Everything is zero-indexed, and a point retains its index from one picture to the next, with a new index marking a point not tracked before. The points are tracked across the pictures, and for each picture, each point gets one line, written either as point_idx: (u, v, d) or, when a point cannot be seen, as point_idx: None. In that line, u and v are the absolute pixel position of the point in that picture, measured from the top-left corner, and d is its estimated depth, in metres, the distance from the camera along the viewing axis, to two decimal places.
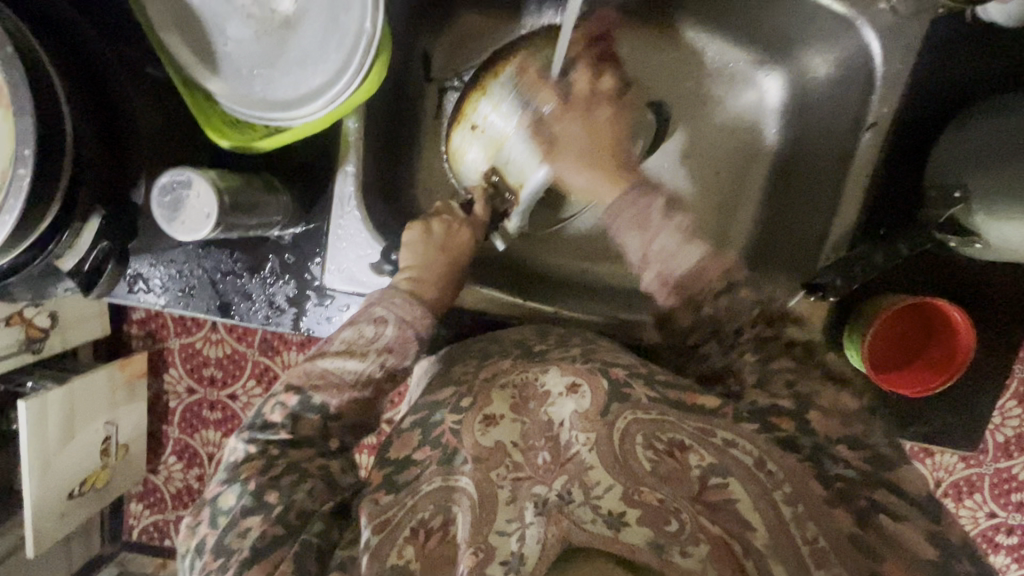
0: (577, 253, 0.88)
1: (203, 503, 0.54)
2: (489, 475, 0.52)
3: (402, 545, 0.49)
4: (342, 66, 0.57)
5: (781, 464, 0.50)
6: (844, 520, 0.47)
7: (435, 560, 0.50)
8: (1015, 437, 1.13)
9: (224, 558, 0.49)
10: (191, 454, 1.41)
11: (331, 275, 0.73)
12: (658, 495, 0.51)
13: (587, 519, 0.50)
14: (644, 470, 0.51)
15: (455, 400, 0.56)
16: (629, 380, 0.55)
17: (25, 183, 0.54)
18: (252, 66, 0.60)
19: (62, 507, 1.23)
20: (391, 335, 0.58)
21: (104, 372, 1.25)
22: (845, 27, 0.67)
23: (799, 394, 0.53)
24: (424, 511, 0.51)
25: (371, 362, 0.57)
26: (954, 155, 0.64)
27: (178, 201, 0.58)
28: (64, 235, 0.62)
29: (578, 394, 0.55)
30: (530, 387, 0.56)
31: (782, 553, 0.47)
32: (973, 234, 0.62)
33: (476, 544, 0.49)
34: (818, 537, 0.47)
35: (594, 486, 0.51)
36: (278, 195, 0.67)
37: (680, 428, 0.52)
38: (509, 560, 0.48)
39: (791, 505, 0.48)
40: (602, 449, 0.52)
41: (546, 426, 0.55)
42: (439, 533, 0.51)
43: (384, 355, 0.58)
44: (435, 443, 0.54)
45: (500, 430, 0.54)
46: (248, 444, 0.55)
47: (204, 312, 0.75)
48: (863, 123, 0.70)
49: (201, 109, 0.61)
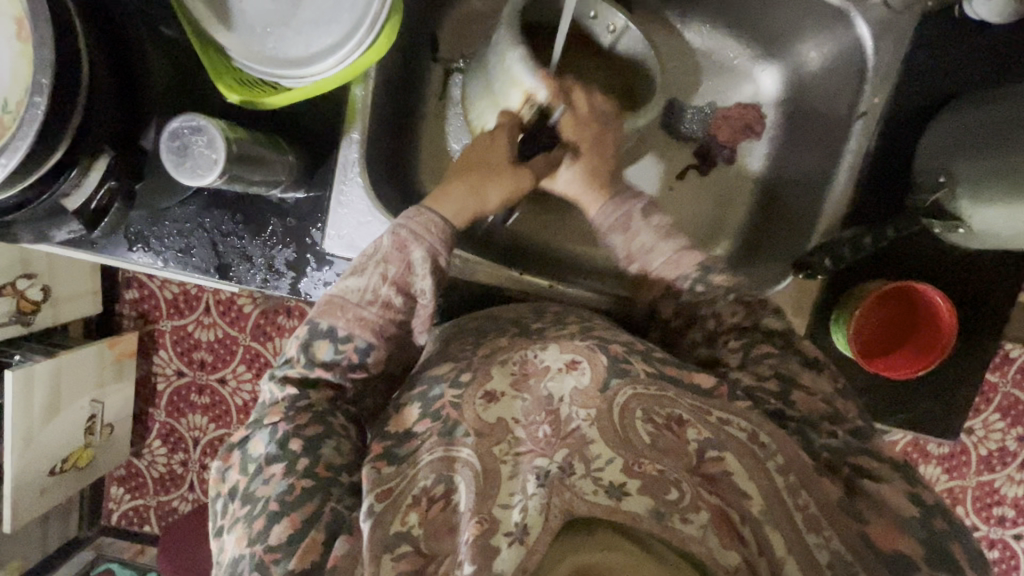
0: (572, 234, 0.90)
1: (234, 447, 0.58)
2: (492, 449, 0.51)
3: (407, 511, 0.49)
4: (355, 26, 0.58)
5: (772, 436, 0.53)
6: (831, 490, 0.51)
7: (439, 526, 0.49)
8: (998, 451, 1.15)
9: (251, 506, 0.53)
10: (176, 438, 1.40)
11: (331, 240, 0.74)
12: (658, 465, 0.50)
13: (590, 489, 0.48)
14: (644, 442, 0.51)
15: (454, 373, 0.57)
16: (626, 356, 0.56)
17: (40, 112, 0.55)
18: (267, 25, 0.61)
19: (43, 483, 1.21)
20: (388, 244, 0.60)
21: (92, 349, 1.23)
22: (841, 20, 0.71)
23: (782, 374, 0.59)
24: (425, 479, 0.51)
25: (376, 273, 0.59)
26: (941, 143, 0.66)
27: (185, 147, 0.59)
28: (71, 173, 0.63)
29: (578, 370, 0.55)
30: (528, 365, 0.57)
31: (779, 523, 0.49)
32: (956, 219, 0.64)
33: (480, 515, 0.48)
34: (809, 505, 0.50)
35: (596, 457, 0.50)
36: (282, 155, 0.68)
37: (677, 403, 0.53)
38: (512, 532, 0.46)
39: (785, 476, 0.51)
40: (603, 423, 0.51)
41: (547, 400, 0.54)
42: (440, 503, 0.50)
43: (384, 265, 0.60)
44: (434, 416, 0.54)
45: (499, 406, 0.54)
46: (274, 391, 0.59)
47: (201, 273, 0.76)
48: (855, 112, 0.73)
49: (217, 66, 0.63)
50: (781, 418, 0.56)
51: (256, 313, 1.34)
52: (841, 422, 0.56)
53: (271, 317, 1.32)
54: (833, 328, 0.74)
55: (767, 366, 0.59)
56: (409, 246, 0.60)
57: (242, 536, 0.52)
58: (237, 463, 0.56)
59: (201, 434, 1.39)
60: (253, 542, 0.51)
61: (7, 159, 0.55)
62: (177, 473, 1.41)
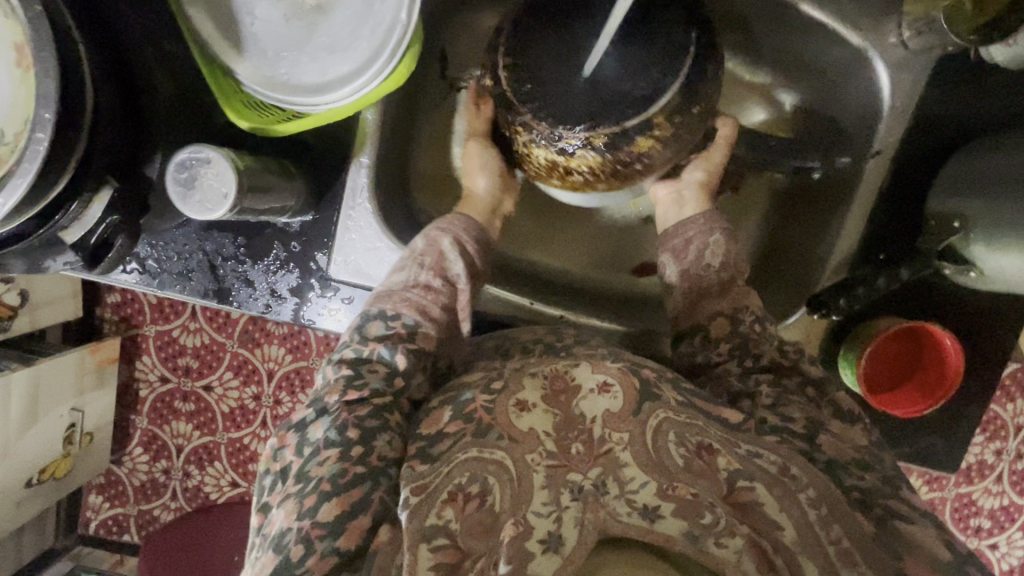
0: (595, 259, 0.89)
1: (289, 427, 0.57)
2: (524, 457, 0.50)
3: (442, 505, 0.48)
4: (372, 55, 0.56)
5: (804, 468, 0.52)
6: (862, 521, 0.50)
7: (474, 525, 0.48)
8: (977, 464, 1.18)
9: (302, 485, 0.51)
10: (160, 445, 1.35)
11: (338, 266, 0.72)
12: (692, 489, 0.48)
13: (623, 510, 0.47)
14: (678, 465, 0.50)
15: (484, 381, 0.56)
16: (658, 381, 0.55)
17: (42, 148, 0.52)
18: (279, 50, 0.59)
19: (18, 495, 1.15)
20: (423, 243, 0.66)
21: (74, 356, 1.18)
22: (861, 61, 0.71)
23: (811, 419, 0.57)
24: (459, 477, 0.49)
25: (411, 265, 0.64)
26: (954, 188, 0.67)
27: (193, 178, 0.57)
28: (72, 207, 0.59)
29: (611, 393, 0.53)
30: (560, 379, 0.55)
31: (812, 553, 0.47)
32: (967, 263, 0.65)
33: (517, 516, 0.47)
34: (842, 539, 0.48)
35: (630, 480, 0.49)
36: (293, 181, 0.67)
37: (708, 432, 0.52)
38: (547, 539, 0.45)
39: (816, 507, 0.49)
40: (637, 447, 0.51)
41: (578, 419, 0.52)
42: (476, 500, 0.48)
43: (422, 257, 0.65)
44: (467, 418, 0.53)
45: (533, 417, 0.52)
46: (340, 365, 0.59)
47: (200, 296, 0.73)
48: (869, 153, 0.73)
49: (223, 89, 0.60)
50: (812, 458, 0.54)
51: (244, 321, 1.30)
52: (861, 468, 0.54)
53: (261, 324, 1.29)
54: (841, 365, 0.74)
55: (795, 408, 0.58)
56: (437, 237, 0.66)
57: (291, 511, 0.50)
58: (293, 444, 0.55)
59: (186, 442, 1.35)
60: (302, 518, 0.49)
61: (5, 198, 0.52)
62: (160, 481, 1.36)
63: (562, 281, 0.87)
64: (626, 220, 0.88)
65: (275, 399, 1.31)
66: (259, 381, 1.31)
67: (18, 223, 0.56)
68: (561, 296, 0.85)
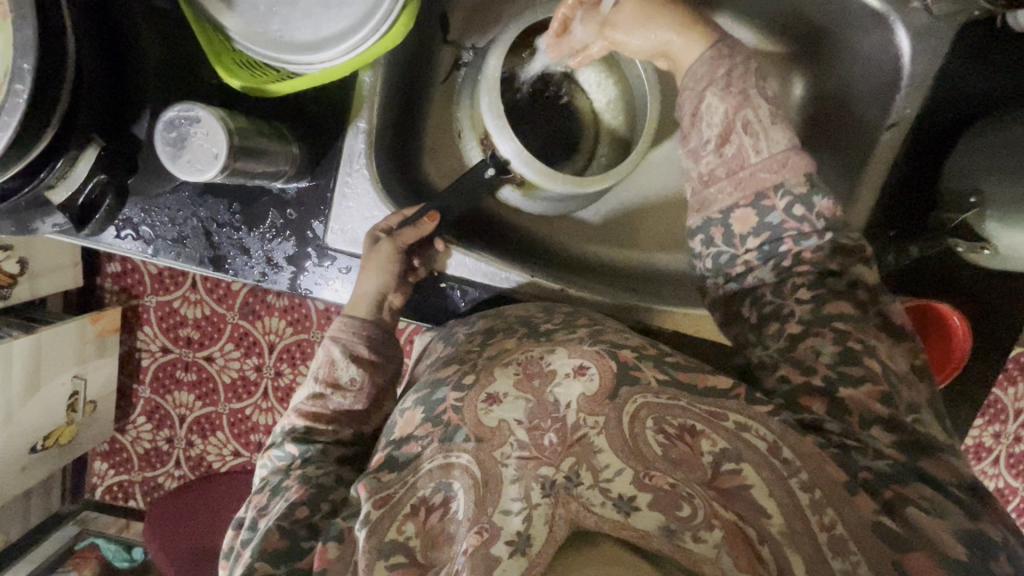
0: (598, 237, 0.89)
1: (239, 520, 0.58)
2: (492, 455, 0.49)
3: (403, 521, 0.48)
4: (369, 11, 0.54)
5: (795, 451, 0.50)
6: (864, 509, 0.48)
7: (436, 536, 0.47)
8: (975, 447, 1.17)
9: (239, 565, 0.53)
10: (162, 414, 1.36)
11: (334, 235, 0.71)
12: (669, 479, 0.48)
13: (597, 501, 0.46)
14: (655, 454, 0.49)
15: (458, 377, 0.56)
16: (638, 363, 0.55)
17: (21, 100, 0.50)
18: (272, 6, 0.56)
19: (23, 460, 1.16)
20: (324, 355, 0.63)
21: (75, 324, 1.17)
22: (879, 24, 0.69)
23: (809, 384, 0.55)
24: (424, 488, 0.49)
25: (311, 378, 0.64)
26: (968, 163, 0.65)
27: (183, 138, 0.55)
28: (58, 164, 0.57)
29: (586, 376, 0.53)
30: (535, 365, 0.56)
31: (801, 545, 0.46)
32: (983, 240, 0.63)
33: (480, 524, 0.46)
34: (836, 524, 0.47)
35: (605, 468, 0.48)
36: (286, 146, 0.65)
37: (689, 413, 0.52)
38: (515, 541, 0.44)
39: (809, 492, 0.48)
40: (613, 433, 0.50)
41: (553, 407, 0.51)
42: (438, 511, 0.48)
43: (318, 369, 0.63)
44: (436, 421, 0.53)
45: (503, 409, 0.52)
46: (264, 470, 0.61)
47: (196, 263, 0.72)
48: (885, 125, 0.71)
49: (213, 45, 0.57)
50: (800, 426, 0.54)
51: (244, 292, 1.30)
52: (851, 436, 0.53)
53: (260, 296, 1.28)
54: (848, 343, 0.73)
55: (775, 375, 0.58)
56: (330, 348, 0.63)
57: None
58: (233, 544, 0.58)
59: (188, 411, 1.35)
60: None
61: None
62: (164, 450, 1.38)
63: (569, 258, 0.87)
64: (652, 199, 0.89)
65: (276, 369, 1.32)
66: (260, 353, 1.31)
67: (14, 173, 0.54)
68: (569, 273, 0.84)
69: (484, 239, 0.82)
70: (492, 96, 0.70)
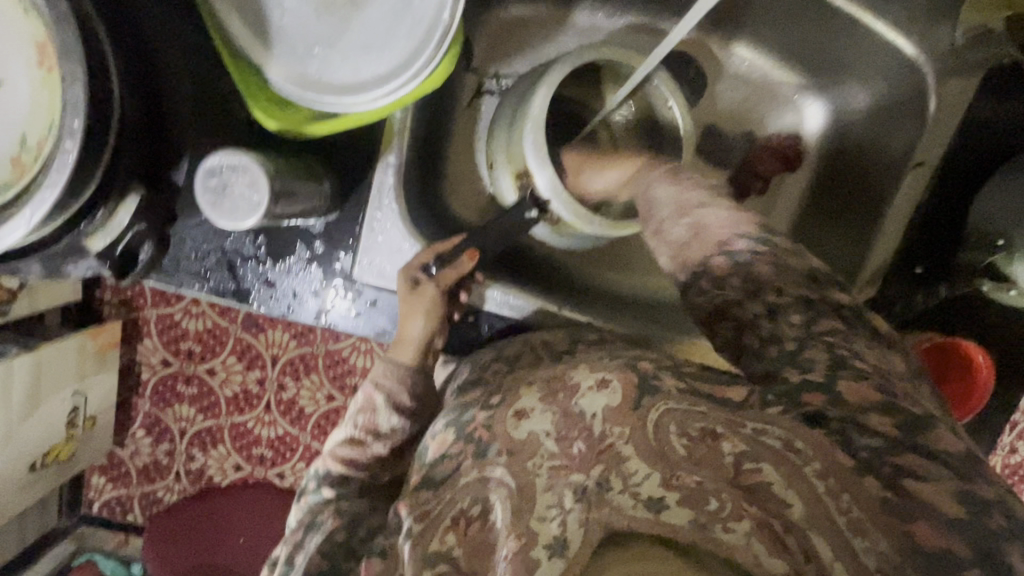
0: (626, 269, 0.90)
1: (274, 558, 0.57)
2: (524, 466, 0.47)
3: (445, 530, 0.46)
4: (410, 54, 0.53)
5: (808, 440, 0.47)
6: (872, 485, 0.45)
7: (478, 547, 0.45)
8: None
9: None
10: (162, 428, 1.33)
11: (362, 268, 0.69)
12: (696, 476, 0.45)
13: (629, 504, 0.43)
14: (679, 454, 0.46)
15: (484, 399, 0.54)
16: (657, 372, 0.52)
17: (71, 158, 0.50)
18: (312, 46, 0.56)
19: (22, 479, 1.11)
20: (363, 398, 0.64)
21: (72, 342, 1.13)
22: (908, 68, 0.70)
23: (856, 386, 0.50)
24: (462, 501, 0.47)
25: (349, 422, 0.63)
26: (999, 205, 0.67)
27: (225, 186, 0.54)
28: (98, 214, 0.61)
29: (609, 388, 0.49)
30: (558, 381, 0.52)
31: (825, 531, 0.44)
32: (1008, 281, 0.68)
33: (517, 529, 0.44)
34: (852, 507, 0.44)
35: (634, 473, 0.45)
36: (315, 182, 0.63)
37: (710, 415, 0.48)
38: (552, 544, 0.42)
39: (824, 479, 0.45)
40: (638, 440, 0.47)
41: (578, 417, 0.48)
42: (476, 522, 0.46)
43: (358, 416, 0.63)
44: (467, 439, 0.50)
45: (532, 421, 0.49)
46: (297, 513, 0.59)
47: (219, 296, 0.70)
48: (909, 162, 0.72)
49: (248, 84, 0.56)
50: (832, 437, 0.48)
51: None
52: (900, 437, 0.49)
53: None
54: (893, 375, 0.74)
55: None
56: (372, 394, 0.63)
57: None
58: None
59: (189, 425, 1.33)
60: None
61: (30, 212, 0.50)
62: (163, 464, 1.34)
63: (597, 288, 0.87)
64: None
65: (280, 382, 1.30)
66: (264, 365, 1.30)
67: (61, 214, 0.53)
68: (600, 302, 0.84)
69: (514, 269, 0.82)
70: (538, 136, 0.70)
